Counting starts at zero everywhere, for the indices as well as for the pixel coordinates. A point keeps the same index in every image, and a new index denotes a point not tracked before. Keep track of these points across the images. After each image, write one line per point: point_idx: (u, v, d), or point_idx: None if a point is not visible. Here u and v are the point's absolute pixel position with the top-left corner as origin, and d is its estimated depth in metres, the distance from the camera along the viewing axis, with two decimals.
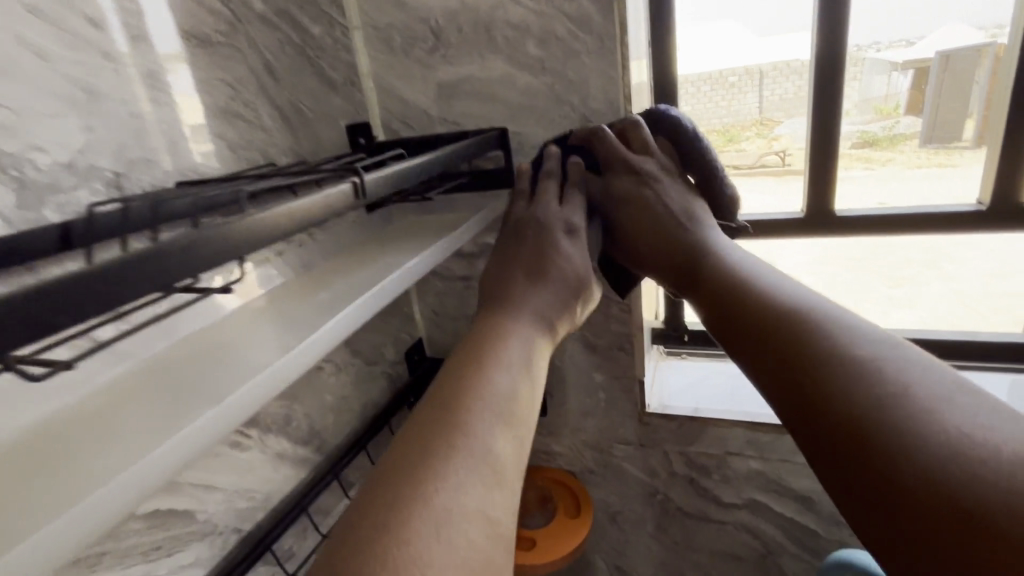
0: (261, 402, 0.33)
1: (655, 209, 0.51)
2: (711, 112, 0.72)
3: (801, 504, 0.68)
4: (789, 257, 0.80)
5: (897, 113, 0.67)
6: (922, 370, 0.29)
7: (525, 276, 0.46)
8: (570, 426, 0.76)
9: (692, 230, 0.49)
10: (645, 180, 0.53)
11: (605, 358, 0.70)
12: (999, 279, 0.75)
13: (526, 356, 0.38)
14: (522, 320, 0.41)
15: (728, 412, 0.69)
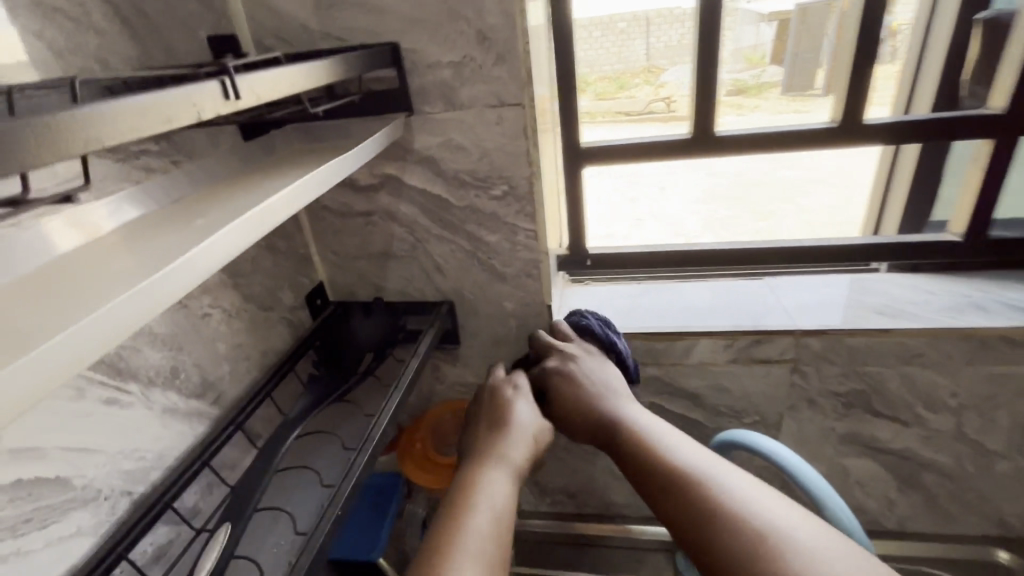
0: (161, 304, 0.32)
1: (579, 389, 0.55)
2: (602, 59, 0.71)
3: (691, 402, 0.76)
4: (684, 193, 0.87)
5: (763, 63, 0.75)
6: (777, 524, 0.39)
7: (489, 426, 0.53)
8: (483, 356, 0.77)
9: (599, 397, 0.54)
10: (559, 366, 0.58)
11: (515, 286, 0.71)
12: (838, 209, 0.84)
13: (493, 496, 0.44)
14: (487, 464, 0.48)
15: (623, 325, 0.74)
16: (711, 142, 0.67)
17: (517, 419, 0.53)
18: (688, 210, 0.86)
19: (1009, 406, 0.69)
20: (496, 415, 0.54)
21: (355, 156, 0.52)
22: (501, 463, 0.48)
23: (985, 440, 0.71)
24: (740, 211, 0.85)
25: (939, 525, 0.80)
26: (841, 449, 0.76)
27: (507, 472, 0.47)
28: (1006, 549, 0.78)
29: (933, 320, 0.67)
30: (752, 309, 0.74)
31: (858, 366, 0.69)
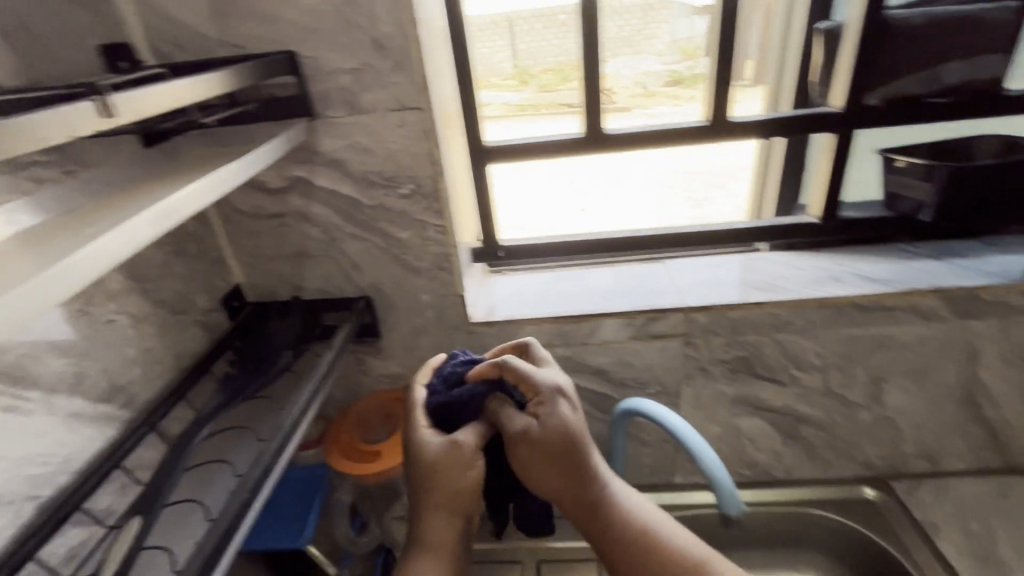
0: (42, 306, 0.34)
1: (562, 447, 0.54)
2: (544, 50, 0.76)
3: (600, 377, 0.83)
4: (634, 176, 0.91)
5: (698, 55, 0.78)
6: None
7: (436, 484, 0.55)
8: (405, 347, 0.81)
9: (577, 447, 0.54)
10: (544, 421, 0.55)
11: (429, 279, 0.75)
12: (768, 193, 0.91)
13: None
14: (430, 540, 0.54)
15: (533, 311, 0.80)
16: (603, 139, 0.73)
17: (461, 482, 0.56)
18: (626, 195, 0.92)
19: (863, 361, 0.80)
20: (444, 473, 0.56)
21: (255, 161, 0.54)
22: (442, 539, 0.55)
23: (847, 392, 0.83)
24: (680, 196, 0.91)
25: (818, 469, 0.92)
26: (732, 409, 0.86)
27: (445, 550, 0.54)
28: (871, 485, 0.91)
29: (797, 292, 0.77)
30: (648, 290, 0.82)
31: (739, 335, 0.78)
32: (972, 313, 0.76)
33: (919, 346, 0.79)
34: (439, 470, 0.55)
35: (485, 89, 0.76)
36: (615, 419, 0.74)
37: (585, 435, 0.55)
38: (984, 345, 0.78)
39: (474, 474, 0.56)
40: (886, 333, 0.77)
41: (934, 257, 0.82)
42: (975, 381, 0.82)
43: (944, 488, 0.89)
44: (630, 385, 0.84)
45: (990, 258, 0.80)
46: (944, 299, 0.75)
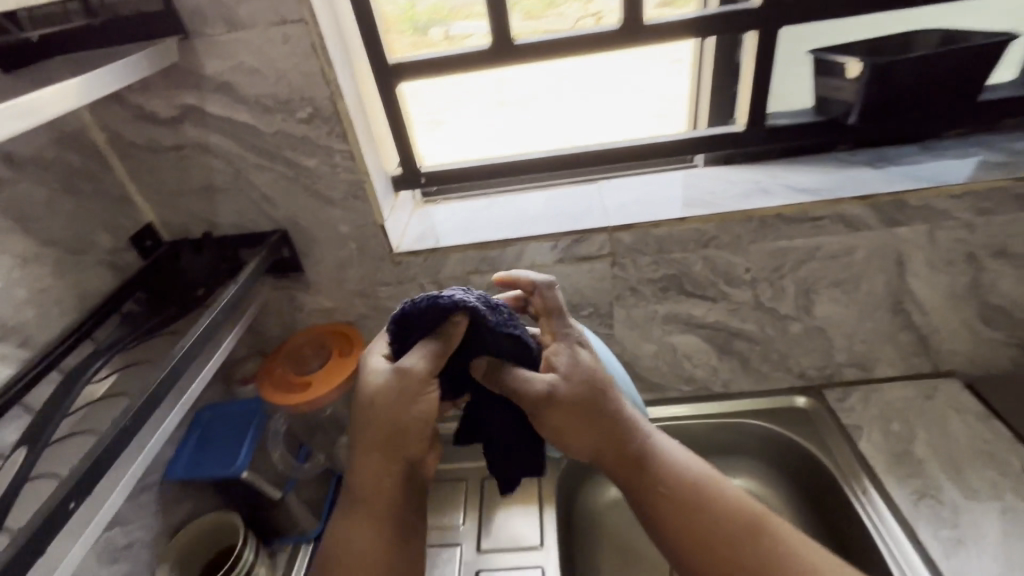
0: None
1: (588, 393, 0.56)
2: None
3: None
4: (569, 90, 0.86)
5: None
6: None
7: (384, 433, 0.55)
8: (332, 280, 0.81)
9: (601, 393, 0.57)
10: (567, 371, 0.57)
11: (345, 209, 0.73)
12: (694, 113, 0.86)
13: (361, 531, 0.57)
14: (372, 486, 0.57)
15: (457, 238, 0.80)
16: (511, 48, 0.69)
17: (409, 435, 0.56)
18: (560, 114, 0.88)
19: (792, 274, 0.80)
20: (398, 425, 0.55)
21: (104, 84, 0.51)
22: (384, 484, 0.57)
23: (777, 306, 0.83)
24: (620, 115, 0.87)
25: (754, 382, 0.95)
26: (666, 328, 0.87)
27: (382, 497, 0.57)
28: (805, 394, 0.94)
29: (723, 206, 0.76)
30: (575, 212, 0.81)
31: (665, 254, 0.78)
32: (899, 220, 0.75)
33: (847, 256, 0.78)
34: (402, 397, 0.55)
35: (464, 20, 0.73)
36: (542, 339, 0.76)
37: (604, 380, 0.58)
38: (912, 253, 0.78)
39: (425, 409, 0.56)
40: (813, 244, 0.77)
41: (870, 164, 0.80)
42: (905, 289, 0.82)
43: (874, 394, 0.92)
44: (563, 308, 0.84)
45: (925, 163, 0.78)
46: (870, 206, 0.73)
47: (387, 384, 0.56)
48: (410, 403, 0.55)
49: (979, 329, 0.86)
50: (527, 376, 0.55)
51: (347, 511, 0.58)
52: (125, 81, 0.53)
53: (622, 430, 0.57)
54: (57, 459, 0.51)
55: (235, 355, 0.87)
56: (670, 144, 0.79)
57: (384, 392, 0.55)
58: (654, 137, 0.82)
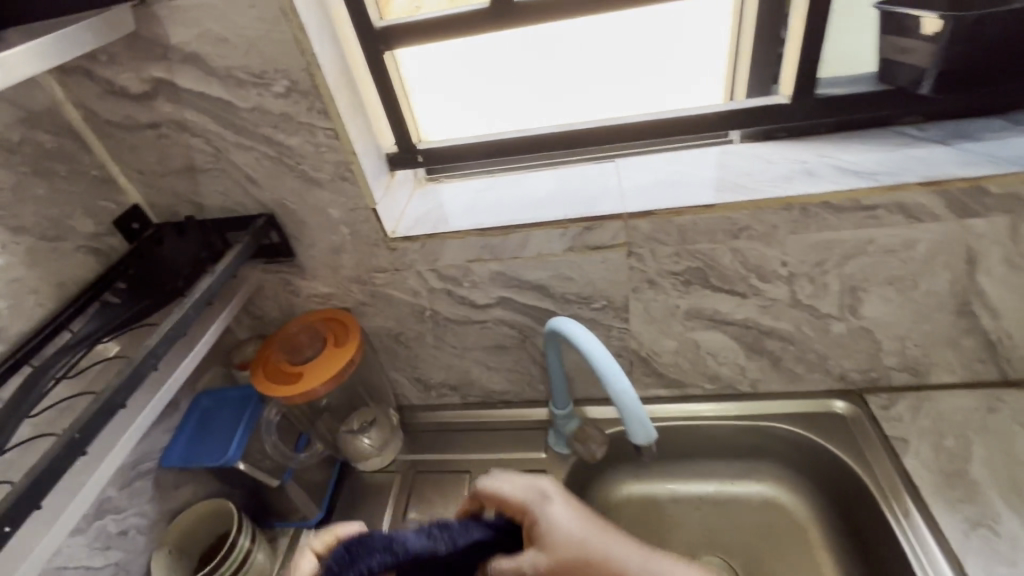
0: None
1: (574, 559, 0.50)
2: None
3: (538, 293, 0.77)
4: (586, 56, 0.76)
5: None
6: None
7: None
8: (327, 266, 0.76)
9: (588, 551, 0.50)
10: (544, 547, 0.52)
11: (334, 192, 0.67)
12: (731, 81, 0.75)
13: None
14: None
15: (457, 223, 0.73)
16: (512, 9, 0.60)
17: None
18: (576, 84, 0.78)
19: (837, 270, 0.70)
20: None
21: (37, 61, 0.43)
22: None
23: (817, 304, 0.73)
24: (643, 85, 0.78)
25: (787, 384, 0.86)
26: (688, 324, 0.79)
27: None
28: (845, 399, 0.84)
29: (759, 191, 0.66)
30: (589, 194, 0.73)
31: (689, 244, 0.69)
32: (973, 210, 0.63)
33: (905, 251, 0.67)
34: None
35: None
36: (546, 337, 0.70)
37: (589, 535, 0.52)
38: (986, 249, 0.66)
39: None
40: (865, 237, 0.66)
41: (943, 141, 0.67)
42: (974, 289, 0.70)
43: (925, 403, 0.81)
44: (573, 299, 0.77)
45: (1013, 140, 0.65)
46: (939, 193, 0.62)
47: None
48: None
49: None
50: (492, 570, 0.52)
51: None
52: (60, 60, 0.46)
53: None
54: (16, 465, 0.51)
55: (236, 339, 0.85)
56: (700, 117, 0.69)
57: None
58: (683, 110, 0.72)
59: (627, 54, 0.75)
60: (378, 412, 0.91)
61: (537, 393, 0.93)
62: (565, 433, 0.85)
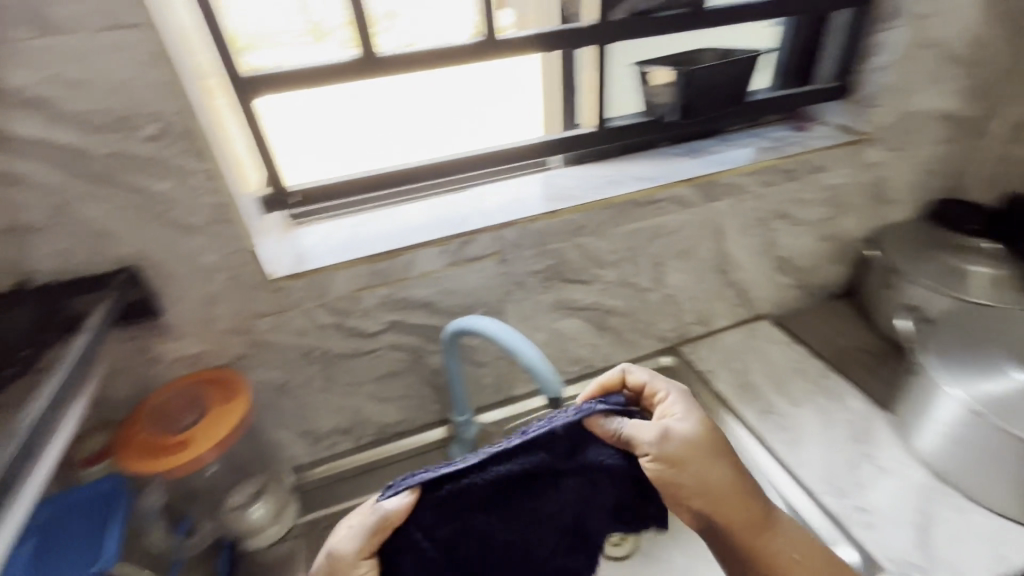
0: None
1: (700, 452, 0.55)
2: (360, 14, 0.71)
3: (425, 310, 0.83)
4: (439, 95, 0.85)
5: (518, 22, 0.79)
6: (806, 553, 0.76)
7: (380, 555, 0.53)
8: (197, 320, 0.71)
9: (708, 450, 0.56)
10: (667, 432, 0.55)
11: (209, 237, 0.66)
12: (548, 116, 0.94)
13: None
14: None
15: (339, 256, 0.77)
16: (375, 60, 0.69)
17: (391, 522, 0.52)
18: (431, 120, 0.87)
19: (645, 252, 0.94)
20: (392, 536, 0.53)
21: None
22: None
23: (637, 281, 0.97)
24: (486, 121, 0.90)
25: (628, 353, 1.07)
26: (552, 315, 0.94)
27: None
28: (668, 354, 1.10)
29: (586, 198, 0.86)
30: (456, 216, 0.84)
31: (544, 246, 0.85)
32: (713, 197, 0.93)
33: (682, 230, 0.94)
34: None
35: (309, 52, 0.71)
36: (446, 342, 0.78)
37: (709, 434, 0.57)
38: (726, 222, 0.97)
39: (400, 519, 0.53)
40: (657, 224, 0.91)
41: (690, 155, 0.98)
42: (725, 252, 1.01)
43: (718, 343, 1.11)
44: (457, 312, 0.86)
45: (725, 150, 0.98)
46: (693, 188, 0.90)
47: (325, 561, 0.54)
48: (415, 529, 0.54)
49: (776, 277, 1.10)
50: (629, 432, 0.55)
51: None
52: None
53: (726, 482, 0.56)
54: None
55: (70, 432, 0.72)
56: (530, 145, 0.86)
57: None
58: (517, 140, 0.90)
59: (472, 98, 0.88)
60: (268, 478, 0.84)
61: (432, 414, 0.97)
62: (467, 439, 0.90)
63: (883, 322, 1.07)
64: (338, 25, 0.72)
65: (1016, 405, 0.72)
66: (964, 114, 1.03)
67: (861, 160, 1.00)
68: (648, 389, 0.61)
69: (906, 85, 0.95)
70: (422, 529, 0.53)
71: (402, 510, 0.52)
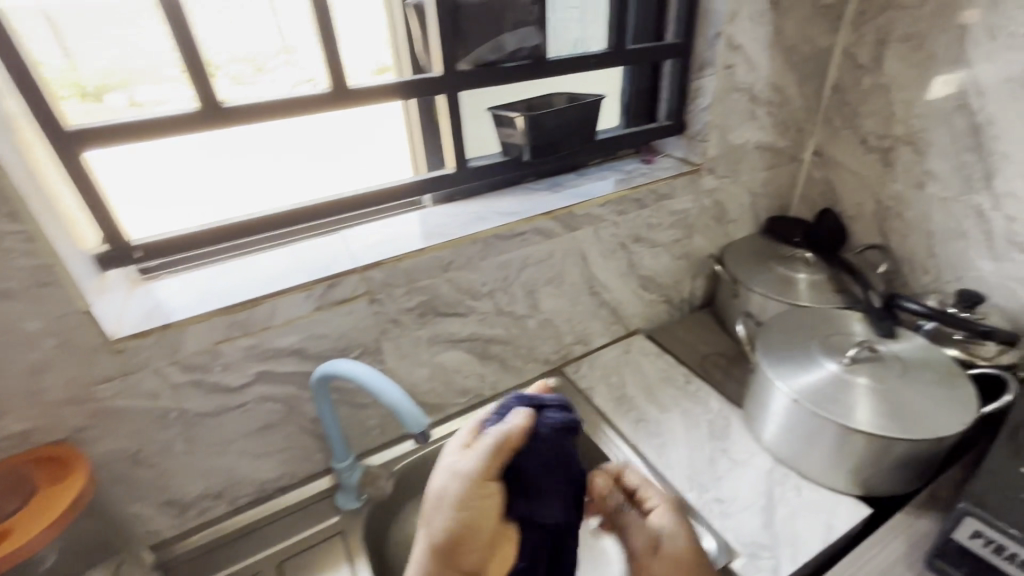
0: None
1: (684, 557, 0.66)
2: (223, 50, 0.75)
3: (296, 357, 0.82)
4: (298, 133, 0.86)
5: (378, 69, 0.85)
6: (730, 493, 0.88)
7: (498, 472, 0.53)
8: (20, 394, 0.65)
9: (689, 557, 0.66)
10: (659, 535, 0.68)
11: (30, 302, 0.61)
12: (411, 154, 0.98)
13: (449, 498, 0.52)
14: (473, 509, 0.51)
15: (191, 308, 0.74)
16: (220, 113, 0.69)
17: (516, 437, 0.54)
18: (290, 161, 0.87)
19: (517, 281, 0.99)
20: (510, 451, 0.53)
21: None
22: (484, 489, 0.52)
23: (512, 309, 1.01)
24: (345, 158, 0.92)
25: (514, 378, 1.11)
26: (433, 350, 0.96)
27: (472, 501, 0.51)
28: (552, 375, 1.15)
29: (453, 234, 0.90)
30: (322, 259, 0.84)
31: (415, 283, 0.87)
32: (574, 226, 1.01)
33: (549, 259, 1.01)
34: (475, 507, 0.52)
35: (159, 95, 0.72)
36: (316, 388, 0.77)
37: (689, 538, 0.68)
38: (589, 249, 1.05)
39: (521, 436, 0.54)
40: (524, 255, 0.97)
41: (552, 189, 1.05)
42: (593, 276, 1.09)
43: (597, 360, 1.18)
44: (331, 356, 0.85)
45: (585, 185, 1.07)
46: (554, 220, 0.97)
47: (461, 483, 0.52)
48: (524, 447, 0.55)
49: (643, 294, 1.20)
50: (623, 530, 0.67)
51: (456, 513, 0.51)
52: None
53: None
54: None
55: None
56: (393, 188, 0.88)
57: (461, 498, 0.51)
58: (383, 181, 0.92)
59: (331, 136, 0.89)
60: None
61: (316, 463, 0.94)
62: (353, 484, 0.89)
63: (733, 326, 1.21)
64: (231, 60, 0.76)
65: (830, 392, 0.84)
66: (778, 145, 1.22)
67: (700, 187, 1.14)
68: (646, 488, 0.73)
69: (727, 123, 1.10)
70: (544, 447, 0.56)
71: (531, 423, 0.55)
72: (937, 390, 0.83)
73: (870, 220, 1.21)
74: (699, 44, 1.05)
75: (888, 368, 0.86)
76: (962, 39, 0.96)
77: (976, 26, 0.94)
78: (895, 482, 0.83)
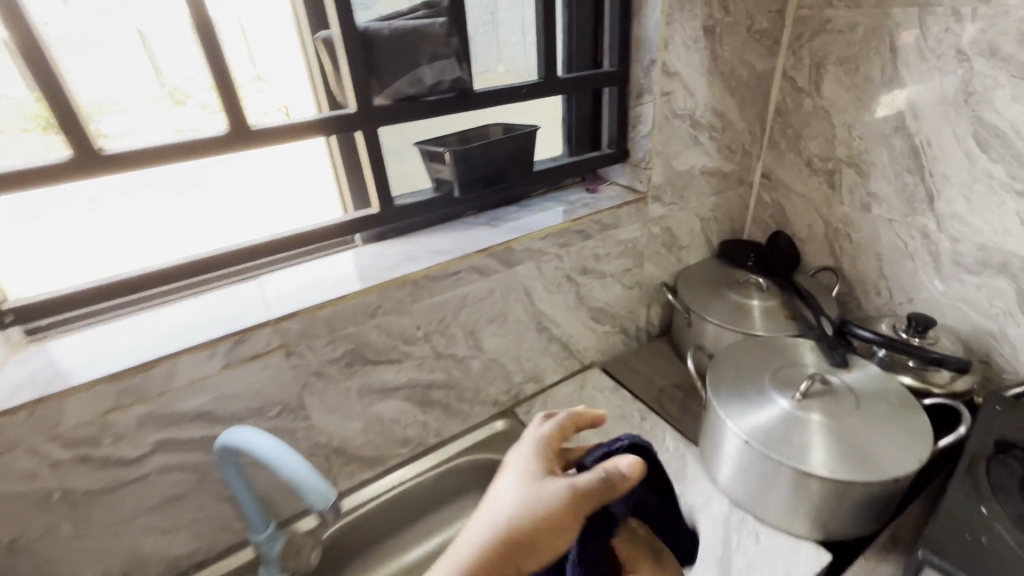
0: None
1: None
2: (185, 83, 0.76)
3: (203, 421, 0.74)
4: (208, 175, 0.84)
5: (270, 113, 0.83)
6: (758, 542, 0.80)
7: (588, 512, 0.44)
8: None
9: None
10: None
11: None
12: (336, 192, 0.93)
13: (535, 505, 0.44)
14: (550, 532, 0.43)
15: (73, 375, 0.66)
16: (98, 159, 0.62)
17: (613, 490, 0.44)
18: (201, 205, 0.85)
19: (454, 322, 0.93)
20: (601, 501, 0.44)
21: None
22: (569, 519, 0.44)
23: (452, 352, 0.95)
24: (260, 198, 0.91)
25: (461, 423, 1.05)
26: (366, 401, 0.89)
27: (554, 521, 0.44)
28: (503, 417, 1.09)
29: (379, 277, 0.84)
30: (231, 311, 0.77)
31: (338, 332, 0.81)
32: (513, 262, 0.96)
33: (489, 297, 0.95)
34: (564, 532, 0.44)
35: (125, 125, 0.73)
36: (222, 457, 0.69)
37: None
38: (532, 285, 1.00)
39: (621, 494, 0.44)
40: (461, 295, 0.91)
41: (490, 224, 1.01)
42: (539, 311, 1.04)
43: (551, 398, 1.13)
44: (245, 416, 0.78)
45: (526, 217, 1.03)
46: (491, 256, 0.92)
47: (566, 505, 0.44)
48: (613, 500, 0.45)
49: (595, 327, 1.16)
50: None
51: (530, 521, 0.44)
52: None
53: None
54: None
55: None
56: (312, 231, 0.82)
57: (556, 520, 0.44)
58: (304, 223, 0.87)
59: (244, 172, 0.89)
60: None
61: (237, 533, 0.85)
62: (274, 557, 0.81)
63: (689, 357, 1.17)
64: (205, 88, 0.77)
65: (782, 432, 0.79)
66: (725, 169, 1.20)
67: (647, 215, 1.11)
68: None
69: (670, 150, 1.08)
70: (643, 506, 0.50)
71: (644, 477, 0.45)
72: (893, 424, 0.79)
73: (821, 242, 1.19)
74: (635, 72, 1.03)
75: (840, 402, 0.82)
76: (895, 61, 0.95)
77: (909, 47, 0.93)
78: (855, 524, 0.78)
